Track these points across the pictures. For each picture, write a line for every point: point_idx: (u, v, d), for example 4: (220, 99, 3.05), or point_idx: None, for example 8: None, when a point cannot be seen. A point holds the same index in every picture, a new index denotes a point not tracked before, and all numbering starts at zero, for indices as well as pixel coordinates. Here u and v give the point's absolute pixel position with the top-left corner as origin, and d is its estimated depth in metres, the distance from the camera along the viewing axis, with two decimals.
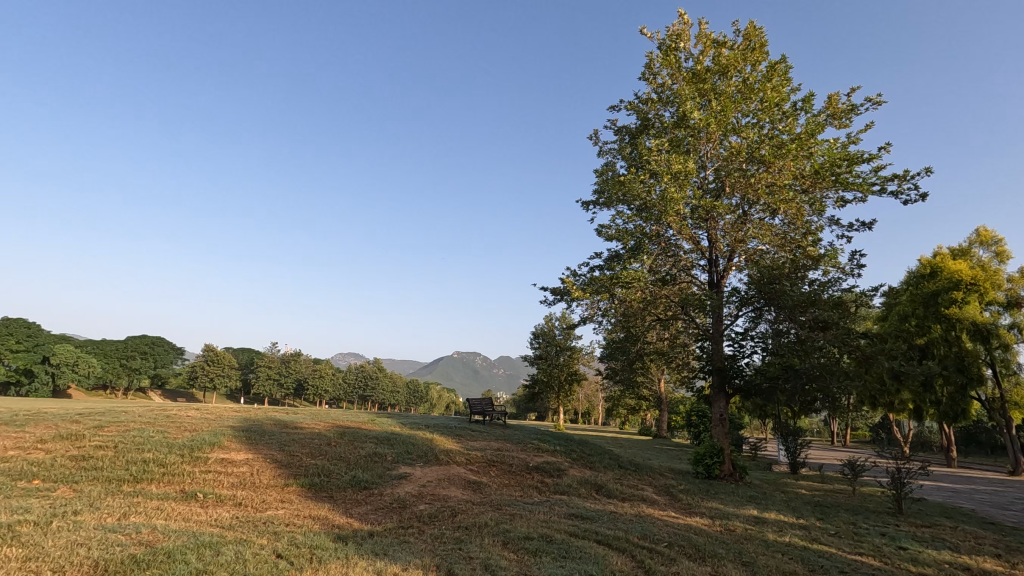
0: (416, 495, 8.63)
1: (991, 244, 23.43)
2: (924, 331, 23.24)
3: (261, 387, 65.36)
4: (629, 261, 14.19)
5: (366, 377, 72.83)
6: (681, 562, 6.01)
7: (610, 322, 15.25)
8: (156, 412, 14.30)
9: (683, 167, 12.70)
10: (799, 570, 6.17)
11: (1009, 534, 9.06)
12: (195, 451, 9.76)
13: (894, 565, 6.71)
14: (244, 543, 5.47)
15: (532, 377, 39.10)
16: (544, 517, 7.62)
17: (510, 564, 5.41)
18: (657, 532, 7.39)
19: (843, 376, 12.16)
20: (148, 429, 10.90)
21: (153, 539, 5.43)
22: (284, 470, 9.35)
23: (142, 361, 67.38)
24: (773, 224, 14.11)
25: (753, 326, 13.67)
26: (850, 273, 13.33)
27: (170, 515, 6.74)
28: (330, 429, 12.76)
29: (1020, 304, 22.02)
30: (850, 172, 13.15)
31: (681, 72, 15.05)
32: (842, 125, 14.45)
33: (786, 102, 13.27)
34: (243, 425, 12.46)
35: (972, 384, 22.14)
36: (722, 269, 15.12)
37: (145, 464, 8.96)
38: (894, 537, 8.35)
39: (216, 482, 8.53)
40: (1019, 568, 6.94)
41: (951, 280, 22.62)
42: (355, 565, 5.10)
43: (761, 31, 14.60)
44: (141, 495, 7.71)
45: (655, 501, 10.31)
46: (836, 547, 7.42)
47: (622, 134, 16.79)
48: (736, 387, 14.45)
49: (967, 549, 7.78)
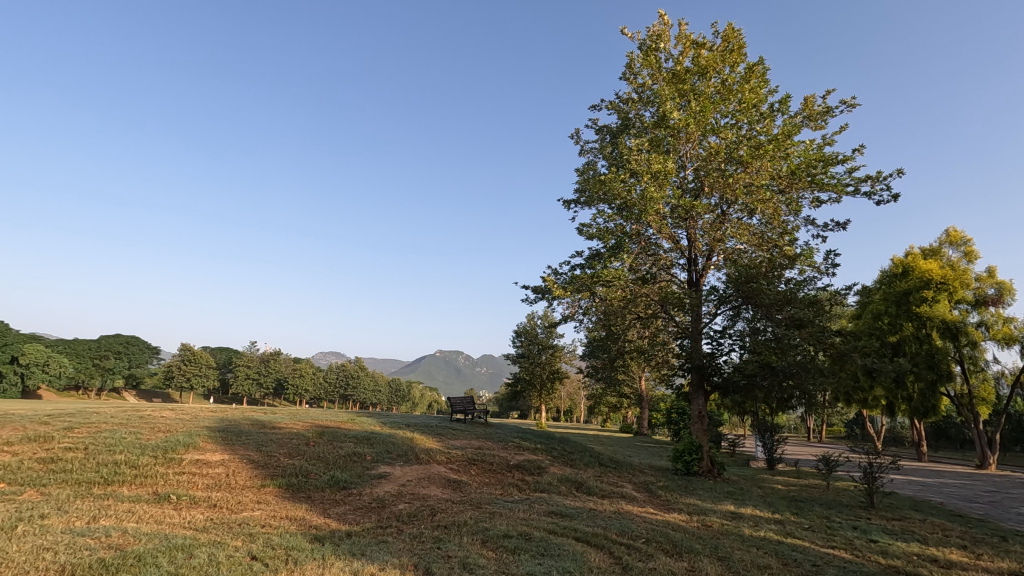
0: (395, 495, 8.56)
1: (960, 245, 24.08)
2: (896, 329, 23.73)
3: (239, 387, 64.44)
4: (610, 260, 14.32)
5: (346, 376, 72.15)
6: (658, 558, 6.07)
7: (591, 321, 15.34)
8: (130, 412, 14.21)
9: (663, 167, 12.81)
10: (774, 563, 6.27)
11: (974, 526, 9.34)
12: (169, 453, 9.56)
13: (864, 558, 6.86)
14: (218, 546, 5.38)
15: (515, 377, 39.22)
16: (524, 516, 7.62)
17: (489, 562, 5.42)
18: (636, 528, 7.47)
19: (818, 373, 12.40)
20: (120, 430, 10.68)
21: (123, 543, 5.31)
22: (261, 470, 9.23)
23: (115, 360, 65.84)
24: (751, 224, 14.32)
25: (731, 325, 13.85)
26: (825, 272, 13.60)
27: (142, 517, 6.60)
28: (309, 429, 12.59)
29: (987, 302, 22.73)
30: (826, 173, 13.46)
31: (661, 73, 15.17)
32: (818, 126, 14.72)
33: (763, 103, 13.49)
34: (219, 425, 12.27)
35: (942, 379, 22.68)
36: (700, 268, 15.30)
37: (116, 466, 8.76)
38: (866, 530, 8.55)
39: (190, 484, 8.36)
40: (983, 559, 7.16)
41: (922, 280, 23.17)
42: (331, 565, 5.06)
43: (739, 33, 14.84)
44: (111, 497, 7.54)
45: (634, 497, 10.42)
46: (810, 541, 7.58)
47: (603, 134, 16.91)
48: (715, 384, 14.61)
49: (935, 541, 8.00)
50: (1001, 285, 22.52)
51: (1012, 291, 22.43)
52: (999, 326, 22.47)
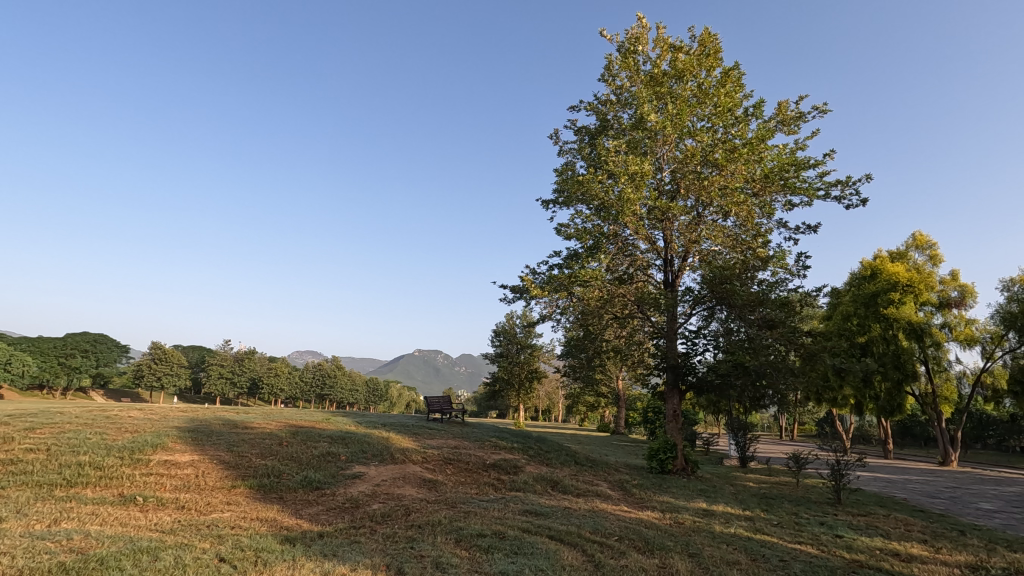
0: (369, 495, 8.49)
1: (926, 248, 24.84)
2: (864, 330, 24.31)
3: (212, 387, 63.25)
4: (587, 261, 14.49)
5: (322, 375, 70.86)
6: (629, 555, 6.15)
7: (569, 321, 15.41)
8: (96, 411, 13.79)
9: (640, 168, 12.92)
10: (742, 559, 6.40)
11: (936, 521, 9.64)
12: (136, 453, 9.34)
13: (830, 553, 7.02)
14: (185, 548, 5.27)
15: (494, 376, 39.16)
16: (499, 515, 7.66)
17: (462, 562, 5.41)
18: (609, 526, 7.57)
19: (789, 373, 12.62)
20: (84, 431, 10.39)
21: (86, 546, 5.15)
22: (231, 471, 9.07)
23: (82, 358, 63.97)
24: (725, 226, 14.56)
25: (706, 325, 14.10)
26: (796, 274, 13.91)
27: (106, 519, 6.43)
28: (282, 429, 12.38)
29: (950, 304, 23.54)
30: (798, 177, 13.79)
31: (639, 75, 15.34)
32: (791, 131, 15.04)
33: (738, 108, 13.77)
34: (189, 425, 12.00)
35: (908, 379, 23.35)
36: (676, 269, 15.51)
37: (80, 466, 8.54)
38: (832, 526, 8.78)
39: (157, 486, 8.17)
40: (942, 552, 7.40)
41: (889, 282, 23.84)
42: (302, 566, 5.00)
43: (716, 37, 15.06)
44: (73, 499, 7.32)
45: (609, 495, 10.51)
46: (778, 537, 7.74)
47: (582, 135, 17.00)
48: (689, 384, 14.79)
49: (898, 536, 8.24)
50: (964, 288, 23.33)
51: (974, 293, 23.23)
52: (961, 327, 23.24)
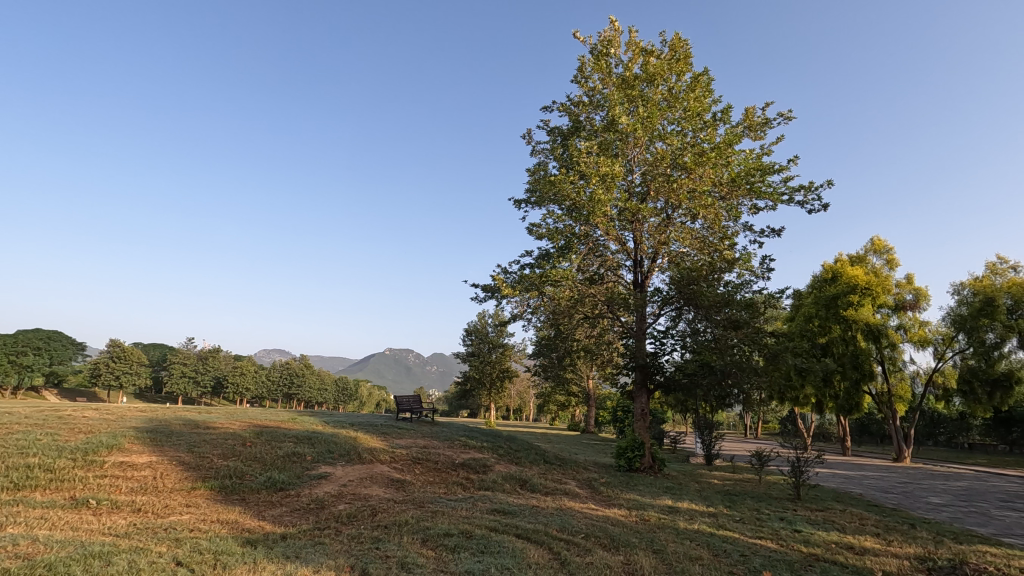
0: (335, 495, 8.39)
1: (883, 253, 25.77)
2: (825, 331, 25.08)
3: (174, 385, 61.40)
4: (559, 261, 14.64)
5: (290, 374, 69.24)
6: (595, 552, 6.21)
7: (540, 321, 15.45)
8: (48, 412, 13.26)
9: (611, 169, 13.05)
10: (704, 555, 6.51)
11: (888, 515, 10.03)
12: (90, 454, 9.00)
13: (788, 547, 7.23)
14: (140, 552, 5.10)
15: (465, 375, 39.01)
16: (465, 514, 7.66)
17: (428, 561, 5.38)
18: (576, 523, 7.64)
19: (752, 373, 12.96)
20: (35, 432, 9.94)
21: (32, 551, 4.94)
22: (191, 473, 8.80)
23: (34, 357, 61.27)
24: (694, 228, 14.80)
25: (673, 325, 14.34)
26: (761, 276, 14.25)
27: (54, 523, 6.16)
28: (245, 429, 12.08)
29: (905, 307, 24.52)
30: (763, 182, 14.19)
31: (612, 78, 15.49)
32: (757, 137, 15.42)
33: (706, 113, 14.05)
34: (147, 425, 11.63)
35: (865, 379, 24.15)
36: (646, 269, 15.73)
37: (29, 468, 8.17)
38: (792, 521, 9.05)
39: (111, 488, 7.89)
40: (893, 545, 7.67)
41: (849, 285, 24.60)
42: (263, 568, 4.91)
43: (686, 43, 15.31)
44: (20, 503, 7.01)
45: (576, 494, 10.60)
46: (739, 533, 7.91)
47: (555, 135, 17.07)
48: (657, 383, 15.04)
49: (852, 529, 8.55)
50: (918, 291, 24.31)
51: (927, 296, 24.21)
52: (915, 329, 24.19)
